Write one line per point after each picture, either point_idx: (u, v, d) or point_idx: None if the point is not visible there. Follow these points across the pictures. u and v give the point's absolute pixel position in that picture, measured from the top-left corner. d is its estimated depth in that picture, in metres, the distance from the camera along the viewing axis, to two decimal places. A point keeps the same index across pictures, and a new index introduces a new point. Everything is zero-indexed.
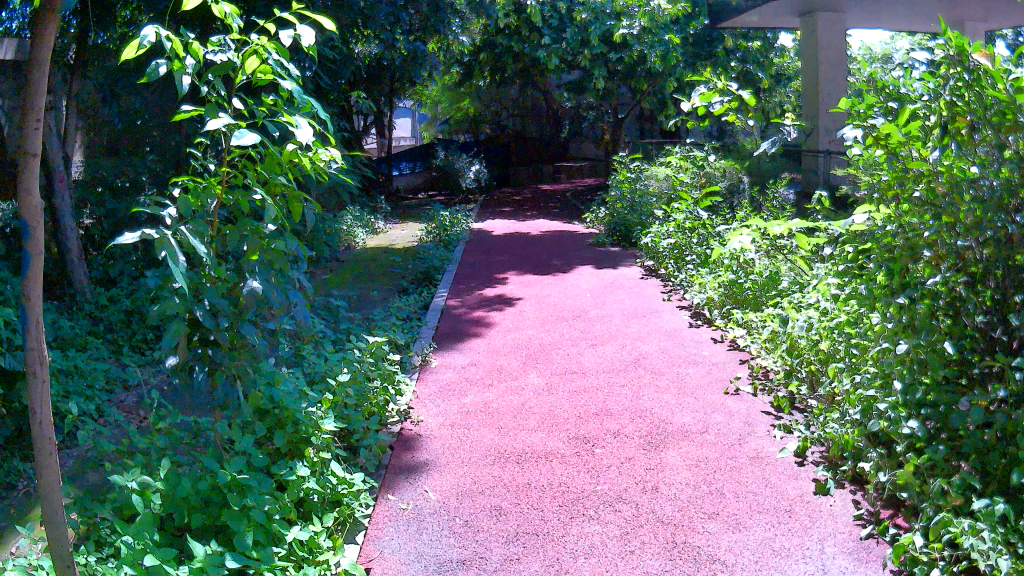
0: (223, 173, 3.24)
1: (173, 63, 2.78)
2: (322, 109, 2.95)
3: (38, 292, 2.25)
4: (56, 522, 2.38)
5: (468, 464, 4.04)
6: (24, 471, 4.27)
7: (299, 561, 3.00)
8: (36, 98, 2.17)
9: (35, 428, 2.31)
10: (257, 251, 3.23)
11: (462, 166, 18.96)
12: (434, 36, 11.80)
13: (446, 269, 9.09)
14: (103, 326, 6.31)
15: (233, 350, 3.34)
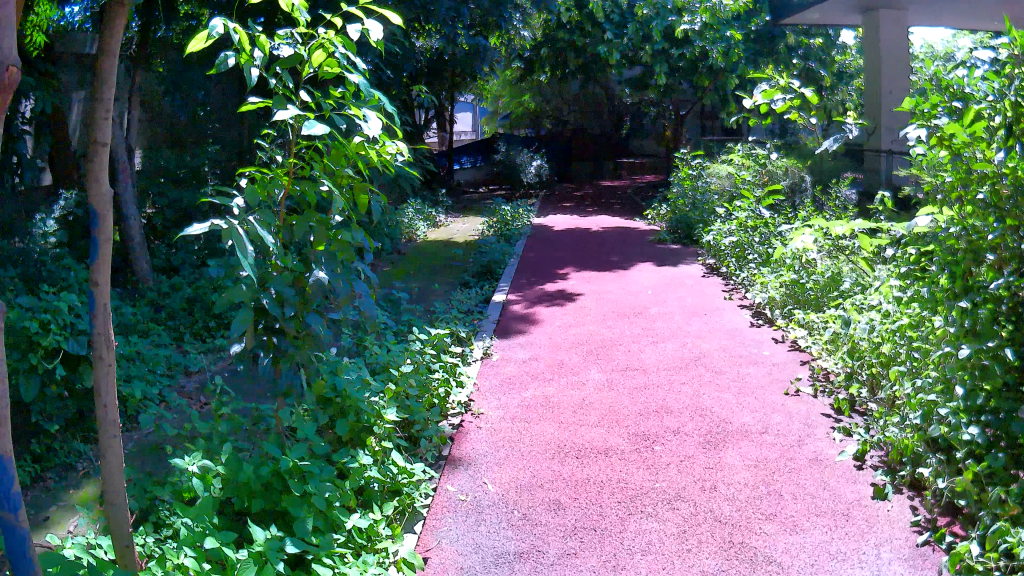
0: (292, 165, 3.27)
1: (242, 56, 2.79)
2: (389, 102, 2.94)
3: (105, 277, 2.33)
4: (116, 503, 2.48)
5: (528, 458, 4.05)
6: (84, 454, 4.39)
7: (357, 548, 3.04)
8: (105, 90, 2.28)
9: (101, 410, 2.41)
10: (323, 242, 3.29)
11: (523, 160, 18.75)
12: (496, 30, 11.81)
13: (508, 263, 9.11)
14: (166, 312, 6.42)
15: (298, 339, 3.39)
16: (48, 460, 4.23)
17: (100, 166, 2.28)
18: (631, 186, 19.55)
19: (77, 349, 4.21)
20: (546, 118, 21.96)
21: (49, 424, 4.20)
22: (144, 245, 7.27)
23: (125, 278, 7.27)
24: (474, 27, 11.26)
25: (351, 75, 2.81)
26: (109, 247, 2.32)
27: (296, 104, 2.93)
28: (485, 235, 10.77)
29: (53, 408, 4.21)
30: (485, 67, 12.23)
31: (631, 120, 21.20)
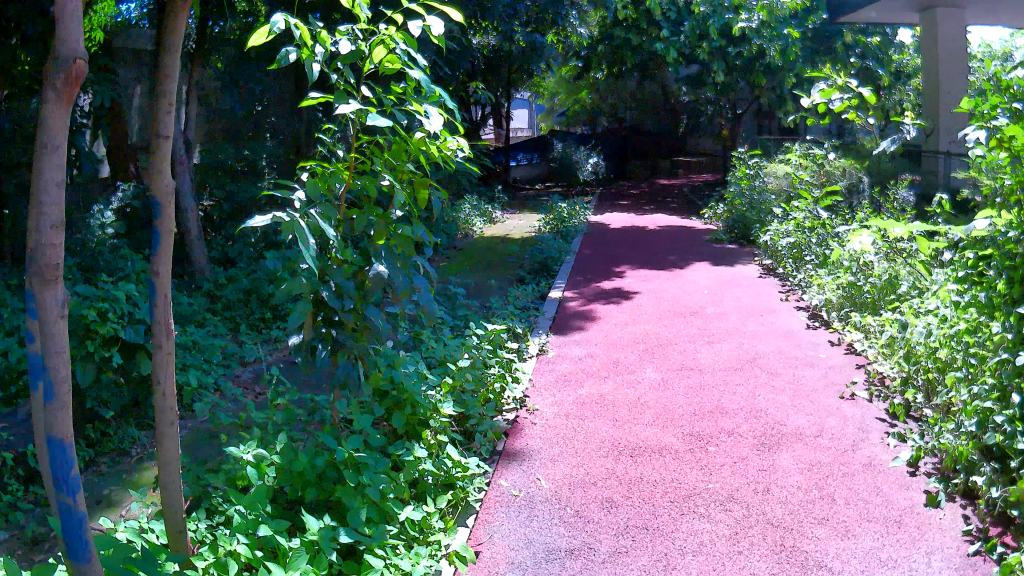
0: (353, 160, 3.30)
1: (303, 52, 2.82)
2: (448, 97, 2.96)
3: (166, 267, 2.38)
4: (172, 489, 2.54)
5: (582, 455, 4.06)
6: (139, 440, 4.46)
7: (409, 540, 3.09)
8: (168, 84, 2.36)
9: (159, 397, 2.46)
10: (384, 236, 3.31)
11: (578, 158, 18.95)
12: (552, 27, 11.80)
13: (564, 260, 9.10)
14: (223, 303, 6.52)
15: (356, 332, 3.45)
16: (106, 444, 4.33)
17: (163, 159, 2.33)
18: (686, 185, 19.40)
19: (133, 338, 4.25)
20: (602, 116, 21.89)
21: (105, 410, 4.29)
22: (201, 236, 7.38)
23: (182, 268, 7.38)
24: (531, 23, 11.28)
25: (411, 71, 2.84)
26: (170, 238, 2.36)
27: (356, 99, 2.96)
28: (541, 233, 10.77)
29: (109, 394, 4.30)
30: (543, 64, 12.24)
31: (687, 118, 21.04)
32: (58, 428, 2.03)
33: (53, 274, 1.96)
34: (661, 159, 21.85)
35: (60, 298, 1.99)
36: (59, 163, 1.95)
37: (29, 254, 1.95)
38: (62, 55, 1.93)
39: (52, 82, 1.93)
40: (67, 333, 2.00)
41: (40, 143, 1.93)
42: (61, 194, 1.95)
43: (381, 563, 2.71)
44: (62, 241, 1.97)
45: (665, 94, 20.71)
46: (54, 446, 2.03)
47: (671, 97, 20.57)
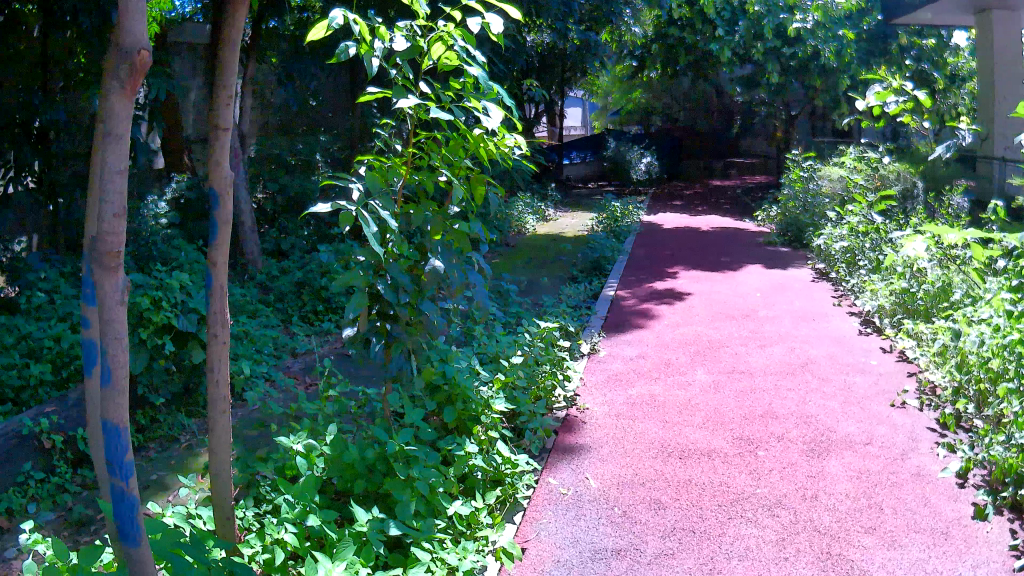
0: (410, 155, 3.33)
1: (362, 47, 2.83)
2: (505, 95, 2.94)
3: (223, 257, 2.41)
4: (221, 477, 2.57)
5: (631, 455, 4.05)
6: (187, 427, 4.55)
7: (457, 535, 3.09)
8: (228, 77, 2.38)
9: (212, 386, 2.49)
10: (441, 231, 3.32)
11: (634, 157, 18.67)
12: (606, 26, 11.76)
13: (617, 260, 9.07)
14: (276, 294, 6.61)
15: (410, 326, 3.46)
16: (158, 430, 4.41)
17: (222, 150, 2.37)
18: (737, 186, 19.21)
19: (186, 327, 4.28)
20: (656, 115, 21.76)
21: (155, 396, 4.39)
22: (254, 228, 7.47)
23: (235, 259, 7.47)
24: (585, 22, 11.24)
25: (468, 68, 2.83)
26: (227, 229, 2.40)
27: (413, 96, 2.97)
28: (593, 232, 10.73)
29: (160, 381, 4.37)
30: (597, 62, 12.19)
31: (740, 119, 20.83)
32: (114, 413, 2.04)
33: (113, 261, 1.98)
34: (713, 160, 21.66)
35: (120, 285, 2.02)
36: (122, 152, 1.95)
37: (92, 241, 1.98)
38: (126, 47, 1.94)
39: (116, 72, 1.94)
40: (126, 319, 2.02)
41: (103, 132, 1.94)
42: (123, 183, 1.97)
43: (426, 557, 2.73)
44: (124, 229, 1.99)
45: (719, 94, 20.55)
46: (110, 431, 2.05)
47: (725, 97, 20.41)
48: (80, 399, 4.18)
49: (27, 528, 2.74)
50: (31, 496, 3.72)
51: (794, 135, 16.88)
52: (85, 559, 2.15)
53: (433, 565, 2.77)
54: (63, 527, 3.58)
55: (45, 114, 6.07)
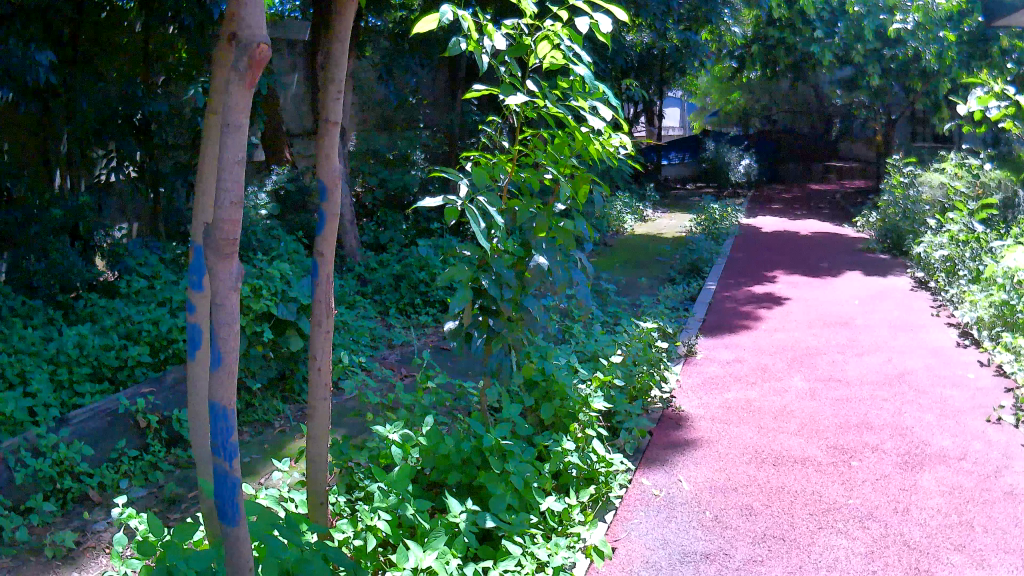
0: (516, 152, 3.35)
1: (471, 44, 2.86)
2: (612, 94, 2.95)
3: (330, 248, 2.48)
4: (317, 461, 2.64)
5: (724, 460, 4.02)
6: (282, 412, 4.60)
7: (548, 531, 3.12)
8: (337, 73, 2.44)
9: (314, 372, 2.56)
10: (546, 228, 3.32)
11: (731, 159, 18.48)
12: (706, 26, 11.66)
13: (715, 262, 8.97)
14: (374, 287, 6.75)
15: (512, 322, 3.45)
16: (252, 414, 4.47)
17: (331, 143, 2.45)
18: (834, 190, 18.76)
19: (286, 315, 4.49)
20: (754, 118, 21.43)
21: (252, 380, 4.50)
22: (352, 220, 7.56)
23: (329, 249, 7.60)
24: (683, 22, 11.15)
25: (576, 67, 2.84)
26: (336, 221, 2.46)
27: (521, 93, 2.99)
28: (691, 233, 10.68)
29: (257, 365, 4.50)
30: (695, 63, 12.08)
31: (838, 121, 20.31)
32: (222, 394, 2.09)
33: (228, 249, 2.02)
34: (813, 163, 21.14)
35: (234, 273, 2.06)
36: (241, 142, 2.02)
37: (208, 228, 2.02)
38: (245, 39, 2.00)
39: (236, 63, 1.98)
40: (239, 305, 2.05)
41: (224, 122, 2.00)
42: (240, 172, 2.03)
43: (517, 551, 2.76)
44: (238, 219, 2.03)
45: (819, 96, 20.15)
46: (217, 412, 2.10)
47: (824, 99, 19.99)
48: (177, 381, 4.40)
49: (119, 501, 2.63)
50: (124, 472, 3.87)
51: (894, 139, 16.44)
52: (177, 535, 2.23)
53: (522, 559, 2.79)
54: (154, 503, 3.71)
55: (147, 107, 5.82)
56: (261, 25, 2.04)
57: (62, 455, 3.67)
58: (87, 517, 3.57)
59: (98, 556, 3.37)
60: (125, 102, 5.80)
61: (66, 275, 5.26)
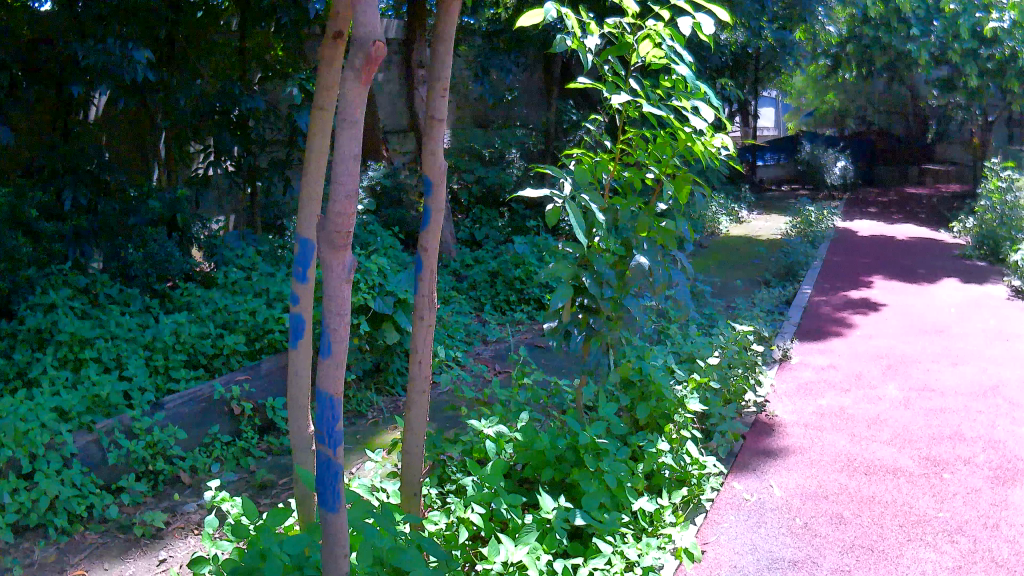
0: (618, 150, 3.40)
1: (575, 42, 2.87)
2: (715, 94, 2.93)
3: (434, 244, 2.64)
4: (414, 453, 2.72)
5: (816, 467, 3.96)
6: (374, 403, 4.65)
7: (639, 531, 3.12)
8: (442, 71, 2.61)
9: (415, 365, 2.69)
10: (647, 227, 3.34)
11: (828, 161, 17.32)
12: (800, 25, 11.47)
13: (811, 264, 8.83)
14: (470, 283, 6.84)
15: (611, 320, 3.47)
16: (344, 404, 4.55)
17: (434, 138, 2.61)
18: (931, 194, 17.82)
19: (381, 308, 4.59)
20: (851, 118, 20.32)
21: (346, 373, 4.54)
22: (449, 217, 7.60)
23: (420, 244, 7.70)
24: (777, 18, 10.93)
25: (677, 68, 2.84)
26: (440, 215, 2.64)
27: (623, 91, 3.04)
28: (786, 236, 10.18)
29: (353, 357, 4.56)
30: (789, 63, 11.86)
31: (936, 122, 19.34)
32: (328, 382, 2.12)
33: (343, 242, 2.06)
34: (910, 165, 19.98)
35: (347, 265, 2.10)
36: (356, 138, 2.02)
37: (324, 221, 2.07)
38: (362, 38, 2.03)
39: (352, 61, 2.02)
40: (350, 296, 2.10)
41: (341, 118, 2.01)
42: (356, 169, 2.04)
43: (608, 549, 2.77)
44: (353, 213, 2.07)
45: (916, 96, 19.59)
46: (323, 399, 2.13)
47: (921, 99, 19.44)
48: (270, 369, 4.48)
49: (212, 485, 2.69)
50: (216, 457, 4.00)
51: (992, 142, 15.91)
52: (271, 520, 2.34)
53: (613, 558, 2.80)
54: (245, 487, 3.81)
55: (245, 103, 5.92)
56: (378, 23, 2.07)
57: (154, 437, 3.80)
58: (176, 499, 3.69)
59: (186, 537, 3.46)
60: (225, 98, 5.93)
61: (162, 265, 5.43)
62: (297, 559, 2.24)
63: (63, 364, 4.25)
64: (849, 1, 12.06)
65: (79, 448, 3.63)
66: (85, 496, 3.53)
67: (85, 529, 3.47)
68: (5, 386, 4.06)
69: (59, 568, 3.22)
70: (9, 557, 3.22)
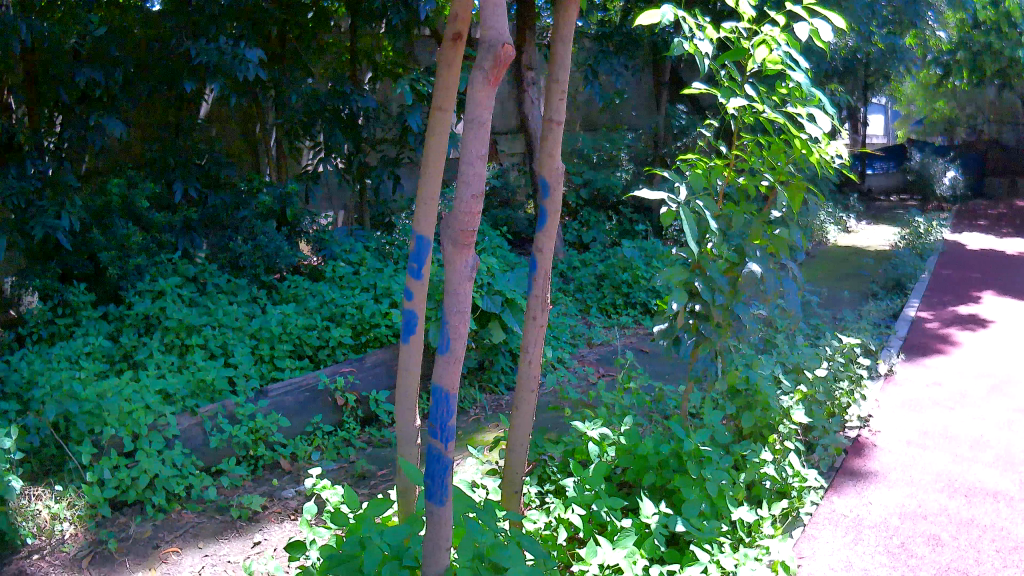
0: (733, 156, 3.42)
1: (692, 47, 2.90)
2: (829, 100, 3.00)
3: (548, 246, 2.80)
4: (517, 453, 2.84)
5: (916, 486, 3.88)
6: (477, 400, 4.78)
7: (736, 541, 3.10)
8: (560, 73, 2.75)
9: (524, 365, 2.84)
10: (760, 235, 3.36)
11: (939, 170, 15.62)
12: (911, 30, 11.15)
13: (922, 275, 8.60)
14: (576, 286, 6.92)
15: (721, 326, 3.47)
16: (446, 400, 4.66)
17: (553, 141, 2.75)
18: None
19: (489, 306, 4.68)
20: (961, 126, 18.36)
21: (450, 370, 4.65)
22: None
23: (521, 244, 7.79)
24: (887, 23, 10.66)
25: (793, 76, 2.90)
26: (556, 219, 2.79)
27: (738, 95, 3.07)
28: (895, 246, 10.02)
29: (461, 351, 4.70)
30: (899, 70, 11.58)
31: None
32: (445, 378, 2.21)
33: (465, 240, 2.18)
34: None
35: (470, 263, 2.20)
36: (483, 137, 2.14)
37: (447, 219, 2.19)
38: (491, 41, 2.17)
39: (481, 62, 2.15)
40: (471, 294, 2.20)
41: (469, 118, 2.14)
42: (482, 167, 2.16)
43: (706, 558, 2.81)
44: (475, 211, 2.19)
45: None
46: (439, 393, 2.22)
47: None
48: (375, 363, 4.57)
49: (313, 472, 2.77)
50: (317, 445, 4.12)
51: None
52: (372, 509, 2.41)
53: (711, 566, 2.84)
54: (344, 477, 3.92)
55: (355, 101, 6.15)
56: (505, 28, 2.21)
57: (256, 424, 3.92)
58: (275, 484, 3.82)
59: (280, 522, 3.56)
60: (336, 98, 6.20)
61: (269, 257, 5.67)
62: (396, 549, 2.30)
63: (169, 349, 4.46)
64: (964, 5, 11.67)
65: (181, 430, 3.78)
66: (185, 476, 3.68)
67: (182, 508, 3.61)
68: (114, 367, 4.26)
69: (154, 544, 3.38)
70: (105, 530, 3.41)
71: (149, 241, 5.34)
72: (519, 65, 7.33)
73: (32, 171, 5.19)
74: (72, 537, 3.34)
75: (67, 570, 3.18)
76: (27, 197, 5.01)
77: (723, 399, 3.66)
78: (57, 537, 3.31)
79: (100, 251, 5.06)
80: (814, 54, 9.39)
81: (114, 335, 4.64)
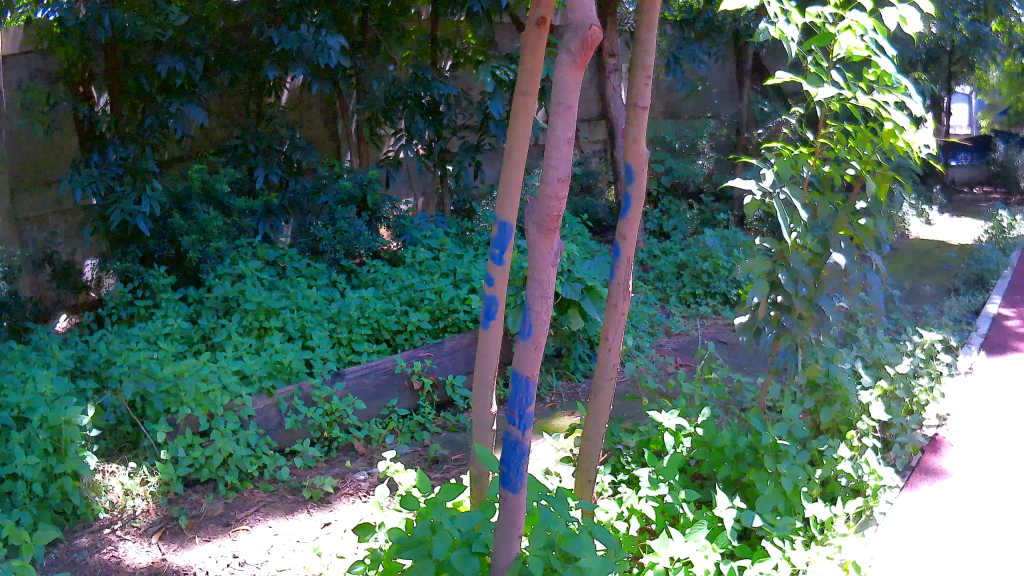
0: (819, 144, 3.40)
1: (779, 33, 2.87)
2: (918, 88, 2.95)
3: (632, 233, 2.80)
4: (593, 441, 2.85)
5: (994, 487, 3.79)
6: (554, 387, 4.82)
7: (808, 538, 3.08)
8: (646, 58, 2.75)
9: (604, 353, 2.86)
10: (846, 226, 3.39)
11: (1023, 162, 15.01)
12: (998, 16, 10.85)
13: (1007, 268, 8.33)
14: (656, 275, 6.95)
15: (803, 318, 3.50)
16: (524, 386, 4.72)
17: (638, 127, 2.76)
18: None
19: (569, 294, 4.72)
20: None
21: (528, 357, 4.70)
22: None
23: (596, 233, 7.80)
24: (972, 10, 10.44)
25: (882, 64, 2.85)
26: (640, 204, 2.79)
27: (825, 84, 3.04)
28: (978, 240, 9.76)
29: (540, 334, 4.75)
30: (984, 60, 11.33)
31: None
32: (524, 365, 2.24)
33: (551, 225, 2.21)
34: None
35: (554, 248, 2.24)
36: (570, 121, 2.17)
37: (536, 205, 2.22)
38: (579, 24, 2.18)
39: (568, 45, 2.17)
40: (555, 279, 2.24)
41: (557, 102, 2.17)
42: (569, 151, 2.19)
43: (777, 554, 2.81)
44: (564, 195, 2.21)
45: None
46: (518, 379, 2.24)
47: None
48: (452, 348, 4.60)
49: (387, 456, 2.83)
50: (391, 429, 4.19)
51: None
52: (444, 495, 2.42)
53: (781, 562, 2.84)
54: (418, 460, 3.97)
55: (437, 89, 6.29)
56: (591, 10, 2.23)
57: (332, 406, 4.00)
58: (348, 466, 3.89)
59: (351, 502, 3.63)
60: (417, 85, 6.32)
61: (348, 242, 5.74)
62: (467, 535, 2.34)
63: (247, 331, 4.58)
64: None
65: (257, 411, 3.87)
66: (258, 457, 3.75)
67: (254, 487, 3.69)
68: (191, 348, 4.38)
69: (224, 521, 3.46)
70: (177, 507, 3.50)
71: (229, 225, 5.50)
72: (601, 52, 7.30)
73: (114, 157, 5.29)
74: (145, 512, 3.46)
75: (139, 543, 3.29)
76: (108, 184, 5.19)
77: (803, 392, 3.63)
78: (130, 512, 3.45)
79: (181, 235, 5.24)
80: (897, 41, 9.22)
81: (193, 317, 4.77)
